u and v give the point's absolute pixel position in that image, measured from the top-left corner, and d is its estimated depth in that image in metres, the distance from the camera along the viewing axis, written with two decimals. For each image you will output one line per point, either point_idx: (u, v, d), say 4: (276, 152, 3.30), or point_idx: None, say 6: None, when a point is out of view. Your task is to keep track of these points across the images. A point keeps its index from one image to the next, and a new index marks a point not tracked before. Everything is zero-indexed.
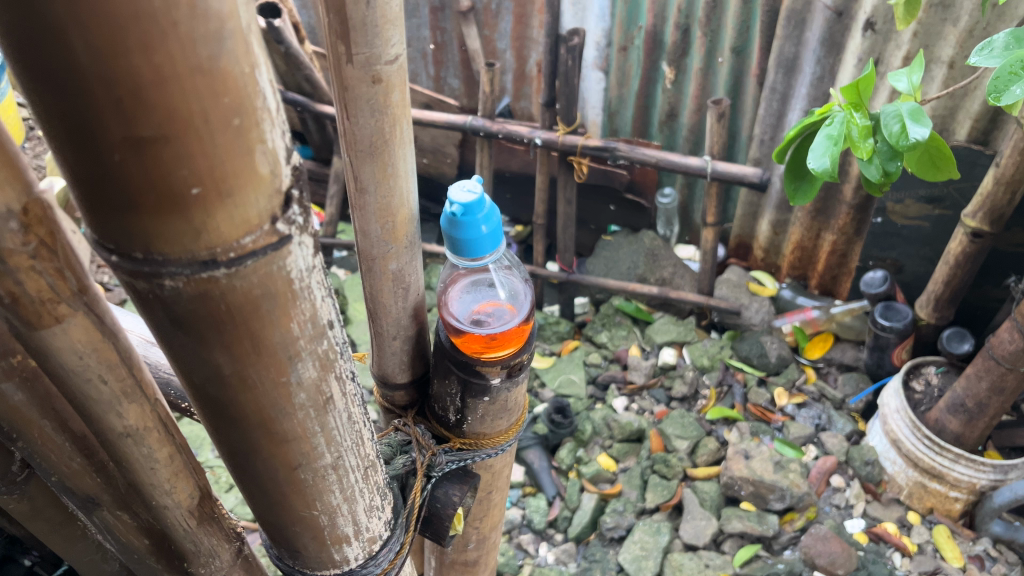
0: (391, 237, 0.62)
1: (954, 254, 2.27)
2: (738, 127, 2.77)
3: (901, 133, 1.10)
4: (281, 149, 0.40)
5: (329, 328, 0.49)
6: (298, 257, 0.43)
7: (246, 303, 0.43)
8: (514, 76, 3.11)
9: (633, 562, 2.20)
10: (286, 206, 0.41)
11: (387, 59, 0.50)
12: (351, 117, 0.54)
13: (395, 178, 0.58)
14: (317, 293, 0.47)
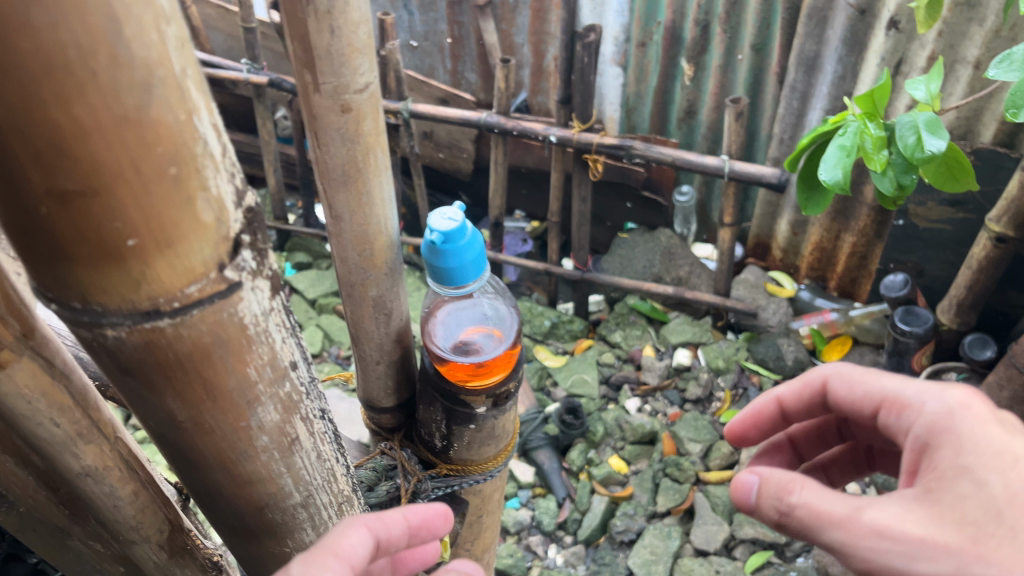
0: (369, 263, 0.60)
1: (978, 259, 2.24)
2: (757, 125, 2.72)
3: (916, 145, 1.07)
4: (228, 195, 0.38)
5: (291, 370, 0.47)
6: (251, 302, 0.41)
7: (196, 352, 0.41)
8: (531, 70, 3.08)
9: (642, 566, 2.18)
10: (235, 252, 0.39)
11: (355, 87, 0.49)
12: (322, 146, 0.52)
13: (371, 206, 0.56)
14: (276, 335, 0.45)
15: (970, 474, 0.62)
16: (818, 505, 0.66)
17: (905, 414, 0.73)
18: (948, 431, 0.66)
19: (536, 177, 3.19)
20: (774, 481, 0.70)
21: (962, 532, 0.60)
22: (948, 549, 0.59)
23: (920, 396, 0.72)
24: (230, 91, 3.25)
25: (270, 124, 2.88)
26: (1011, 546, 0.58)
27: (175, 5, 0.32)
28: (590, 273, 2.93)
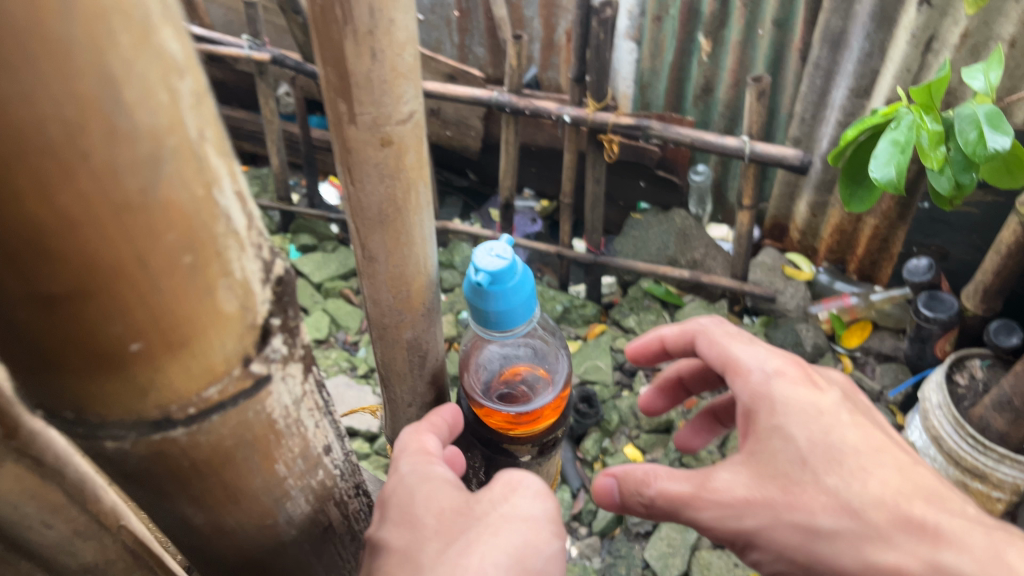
0: (405, 304, 0.65)
1: (1007, 243, 2.12)
2: (778, 104, 2.63)
3: (978, 141, 0.98)
4: (253, 275, 0.34)
5: (324, 457, 0.44)
6: (280, 393, 0.38)
7: (215, 456, 0.37)
8: (541, 45, 2.97)
9: (659, 559, 2.17)
10: (262, 343, 0.36)
11: (396, 116, 0.54)
12: (362, 183, 0.57)
13: (409, 245, 0.61)
14: (308, 424, 0.41)
15: (780, 430, 0.82)
16: (670, 487, 0.85)
17: (738, 380, 0.90)
18: (765, 398, 0.86)
19: (547, 156, 3.10)
20: (635, 474, 0.89)
21: (779, 487, 0.79)
22: (767, 504, 0.79)
23: (749, 363, 0.90)
24: (231, 66, 3.15)
25: (272, 103, 2.78)
26: (817, 490, 0.77)
27: (189, 58, 0.29)
28: (603, 256, 2.85)
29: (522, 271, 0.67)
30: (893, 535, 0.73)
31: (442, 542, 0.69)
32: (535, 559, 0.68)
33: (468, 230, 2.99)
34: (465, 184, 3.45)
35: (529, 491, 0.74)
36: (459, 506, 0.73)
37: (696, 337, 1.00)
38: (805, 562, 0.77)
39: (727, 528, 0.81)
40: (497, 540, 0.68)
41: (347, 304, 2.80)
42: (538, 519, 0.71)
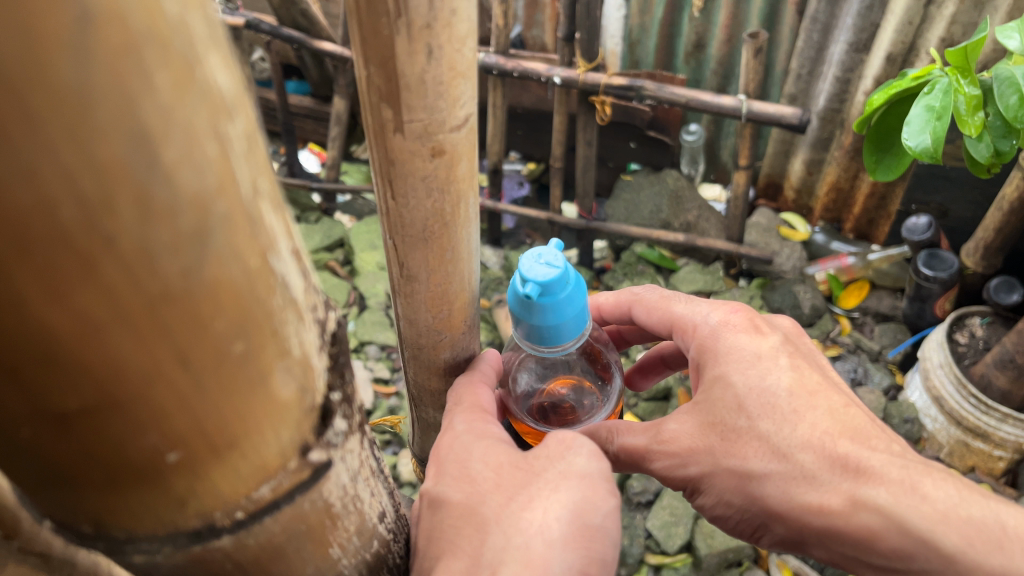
0: (446, 325, 0.57)
1: (1010, 199, 2.06)
2: (773, 60, 2.56)
3: (1018, 105, 0.93)
4: (308, 351, 0.29)
5: (378, 526, 0.41)
6: (340, 474, 0.34)
7: (265, 553, 0.33)
8: (526, 3, 2.87)
9: (662, 529, 2.15)
10: (323, 426, 0.32)
11: (452, 124, 0.44)
12: (401, 199, 0.48)
13: (454, 262, 0.52)
14: (364, 497, 0.38)
15: (721, 378, 0.74)
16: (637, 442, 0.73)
17: (686, 336, 0.81)
18: (710, 349, 0.77)
19: (534, 118, 3.02)
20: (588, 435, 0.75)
21: (715, 434, 0.72)
22: (707, 451, 0.73)
23: (692, 316, 0.80)
24: None
25: (249, 70, 2.67)
26: (751, 437, 0.71)
27: (240, 92, 0.23)
28: (595, 221, 2.79)
29: (579, 288, 0.64)
30: (817, 474, 0.68)
31: (501, 498, 0.60)
32: (593, 515, 0.60)
33: None
34: None
35: (583, 444, 0.64)
36: (517, 460, 0.63)
37: (632, 304, 0.88)
38: (743, 504, 0.73)
39: (675, 477, 0.75)
40: (555, 498, 0.60)
41: (334, 276, 2.72)
42: (596, 473, 0.62)
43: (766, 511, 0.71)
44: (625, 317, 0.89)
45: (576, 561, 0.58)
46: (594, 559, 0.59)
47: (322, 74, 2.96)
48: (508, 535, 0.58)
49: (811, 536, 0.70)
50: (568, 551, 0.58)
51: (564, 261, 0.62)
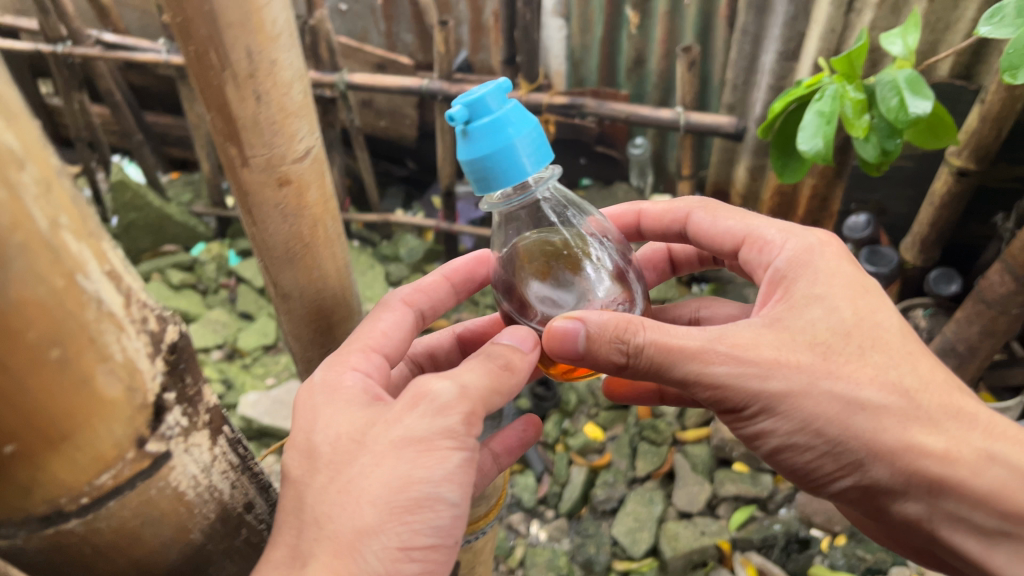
0: (313, 320, 0.92)
1: (939, 193, 2.19)
2: (710, 72, 2.64)
3: (899, 107, 0.99)
4: (126, 363, 0.50)
5: (235, 505, 0.65)
6: (185, 465, 0.57)
7: (127, 529, 0.55)
8: (470, 28, 2.94)
9: (628, 535, 2.19)
10: (157, 423, 0.54)
11: (288, 166, 0.77)
12: (268, 231, 0.82)
13: (317, 277, 0.87)
14: (213, 484, 0.61)
15: (824, 300, 0.86)
16: (673, 341, 0.83)
17: (770, 251, 0.96)
18: (807, 264, 0.90)
19: None
20: (606, 327, 0.81)
21: (819, 352, 0.83)
22: (805, 366, 0.83)
23: (783, 239, 0.95)
24: (151, 70, 3.08)
25: (198, 107, 2.71)
26: (861, 363, 0.83)
27: (32, 166, 0.42)
28: None
29: (514, 112, 0.80)
30: (941, 421, 0.83)
31: (327, 478, 0.75)
32: (419, 483, 0.73)
33: (410, 221, 2.99)
34: (404, 172, 3.45)
35: (427, 406, 0.76)
36: (354, 433, 0.77)
37: (696, 210, 1.10)
38: (837, 435, 0.83)
39: (747, 388, 0.83)
40: (380, 473, 0.73)
41: None
42: (433, 439, 0.74)
43: (870, 447, 0.83)
44: (682, 228, 1.12)
45: (394, 535, 0.72)
46: (420, 524, 0.73)
47: None
48: (337, 508, 0.72)
49: (916, 486, 0.83)
50: (390, 523, 0.72)
51: (476, 91, 0.79)
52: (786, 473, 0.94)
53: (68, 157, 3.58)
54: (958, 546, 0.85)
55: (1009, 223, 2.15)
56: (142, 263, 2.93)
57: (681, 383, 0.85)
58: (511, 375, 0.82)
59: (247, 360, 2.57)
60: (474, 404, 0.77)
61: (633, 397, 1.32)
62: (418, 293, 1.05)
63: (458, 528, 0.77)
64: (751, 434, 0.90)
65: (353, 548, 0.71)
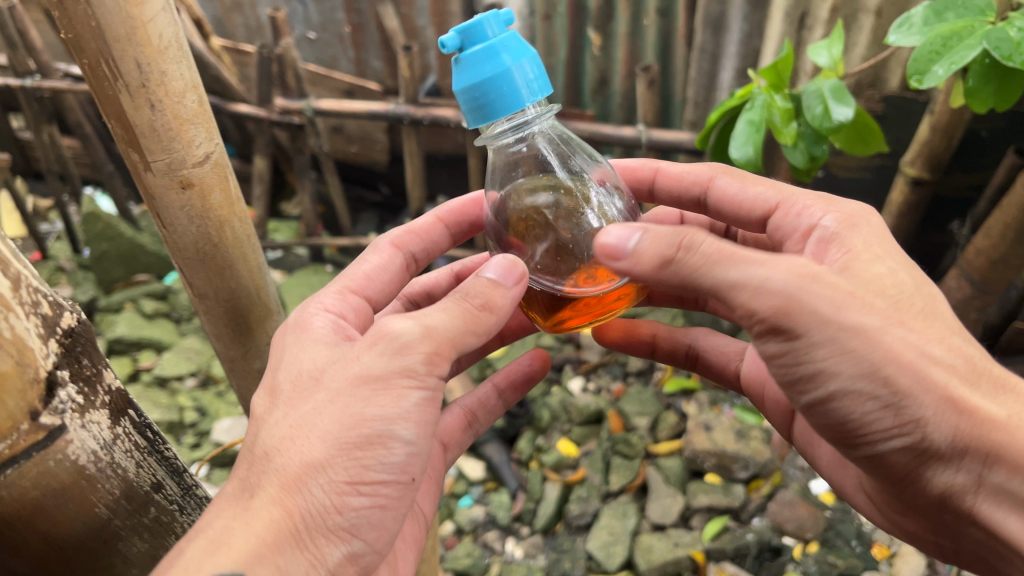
0: (216, 293, 1.07)
1: (898, 203, 2.23)
2: (671, 90, 2.70)
3: (824, 115, 1.05)
4: (16, 352, 0.62)
5: (122, 469, 0.77)
6: (77, 436, 0.70)
7: (34, 498, 0.67)
8: (437, 53, 2.99)
9: (602, 549, 2.17)
10: (49, 398, 0.67)
11: (190, 162, 0.93)
12: (175, 222, 0.98)
13: (223, 265, 1.04)
14: (102, 454, 0.73)
15: (885, 258, 0.87)
16: (736, 251, 0.83)
17: (812, 213, 0.96)
18: (860, 224, 0.91)
19: (455, 163, 3.13)
20: (663, 236, 0.85)
21: (888, 298, 0.83)
22: (875, 305, 0.82)
23: (819, 209, 0.95)
24: None
25: None
26: (927, 318, 0.83)
27: None
28: None
29: (510, 40, 0.87)
30: (998, 393, 0.83)
31: (284, 411, 0.82)
32: (370, 421, 0.79)
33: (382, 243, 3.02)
34: (377, 197, 3.49)
35: (385, 343, 0.82)
36: (311, 373, 0.84)
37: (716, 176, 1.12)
38: (910, 384, 0.80)
39: (819, 313, 0.80)
40: (332, 410, 0.79)
41: None
42: (391, 377, 0.80)
43: (940, 398, 0.80)
44: (702, 193, 1.14)
45: (345, 467, 0.78)
46: (371, 460, 0.79)
47: (242, 134, 3.06)
48: (292, 439, 0.79)
49: (972, 451, 0.81)
50: (340, 457, 0.78)
51: (474, 19, 0.87)
52: (824, 428, 0.90)
53: (41, 190, 3.61)
54: (997, 523, 0.83)
55: (965, 230, 2.20)
56: (115, 293, 2.96)
57: (731, 303, 0.83)
58: (488, 315, 0.86)
59: (220, 388, 2.57)
60: (439, 343, 0.82)
61: (623, 345, 1.45)
62: (410, 236, 1.20)
63: (413, 465, 0.83)
64: (798, 379, 0.86)
65: (301, 479, 0.77)
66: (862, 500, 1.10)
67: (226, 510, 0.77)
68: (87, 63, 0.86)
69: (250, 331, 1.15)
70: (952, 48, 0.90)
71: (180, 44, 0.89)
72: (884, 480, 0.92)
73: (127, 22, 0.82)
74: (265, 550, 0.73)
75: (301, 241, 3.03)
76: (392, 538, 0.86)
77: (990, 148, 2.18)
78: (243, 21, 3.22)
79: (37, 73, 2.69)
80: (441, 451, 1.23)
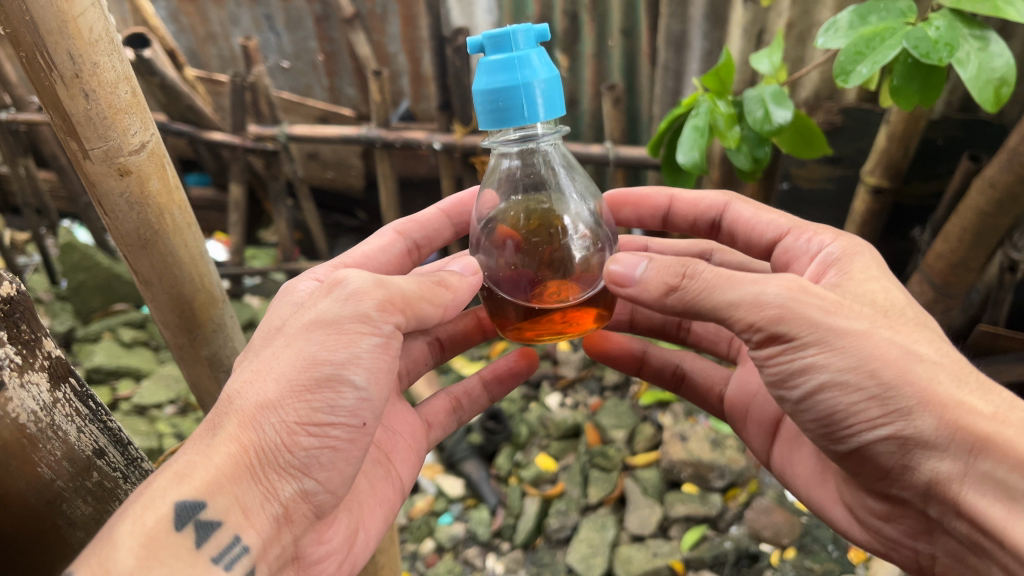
0: (158, 272, 1.17)
1: (861, 212, 2.26)
2: (638, 108, 2.75)
3: (765, 118, 1.11)
4: None
5: (63, 429, 0.80)
6: (15, 393, 0.73)
7: None
8: (409, 79, 3.04)
9: (582, 561, 2.16)
10: None
11: (127, 149, 1.03)
12: (117, 208, 1.08)
13: (166, 251, 1.15)
14: (41, 414, 0.76)
15: (881, 281, 0.93)
16: (735, 273, 0.88)
17: (813, 241, 1.06)
18: (858, 252, 0.98)
19: (429, 185, 3.19)
20: (667, 262, 0.91)
21: (881, 312, 0.88)
22: (864, 315, 0.86)
23: (821, 241, 1.04)
24: None
25: None
26: (915, 325, 0.88)
27: None
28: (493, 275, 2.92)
29: (536, 57, 0.91)
30: (992, 392, 0.83)
31: (251, 356, 0.91)
32: (324, 365, 0.86)
33: None
34: (354, 223, 3.53)
35: (343, 291, 0.91)
36: (276, 327, 0.94)
37: (730, 203, 1.24)
38: (893, 378, 0.82)
39: (821, 322, 0.84)
40: (289, 352, 0.87)
41: None
42: (344, 323, 0.88)
43: (921, 390, 0.82)
44: (718, 216, 1.26)
45: (296, 406, 0.85)
46: (320, 402, 0.85)
47: (218, 163, 3.10)
48: (252, 383, 0.87)
49: (961, 438, 0.80)
50: (291, 399, 0.85)
51: (506, 28, 0.89)
52: (810, 423, 0.93)
53: (20, 224, 3.64)
54: (981, 513, 0.80)
55: (925, 235, 2.23)
56: (93, 322, 2.98)
57: (729, 319, 0.88)
58: (446, 289, 0.98)
59: (199, 415, 2.57)
60: (391, 295, 0.91)
61: (612, 357, 1.43)
62: (411, 224, 1.28)
63: (364, 410, 0.89)
64: (786, 378, 0.90)
65: (256, 418, 0.84)
66: (837, 512, 1.08)
67: (191, 446, 0.84)
68: (27, 58, 0.94)
69: (196, 319, 1.27)
70: (873, 49, 0.98)
71: (112, 40, 0.98)
72: (868, 474, 0.93)
73: (57, 18, 0.90)
74: (222, 480, 0.81)
75: (279, 266, 3.05)
76: (345, 479, 0.93)
77: (945, 156, 2.24)
78: (217, 52, 3.27)
79: (13, 107, 2.73)
80: (424, 430, 1.27)
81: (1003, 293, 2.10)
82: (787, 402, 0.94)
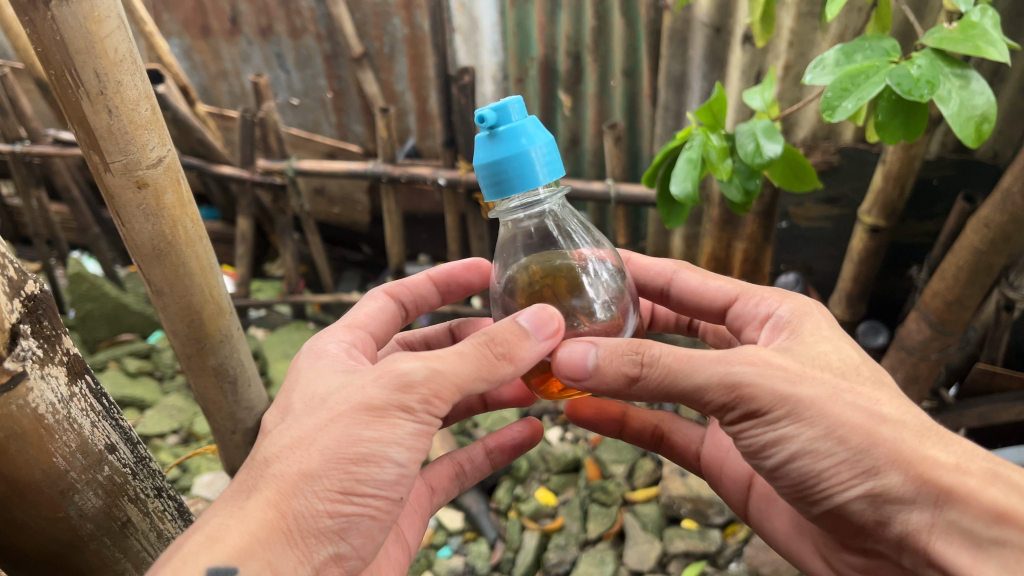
0: (173, 278, 1.21)
1: (858, 250, 2.26)
2: (639, 146, 2.80)
3: (756, 152, 1.16)
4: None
5: (79, 423, 0.83)
6: (39, 387, 0.77)
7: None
8: (416, 117, 3.11)
9: None
10: (14, 348, 0.74)
11: (146, 161, 1.07)
12: (134, 218, 1.12)
13: (178, 262, 1.19)
14: (61, 413, 0.80)
15: (833, 340, 0.94)
16: (693, 352, 0.89)
17: (763, 302, 1.09)
18: (808, 313, 1.01)
19: (434, 221, 3.24)
20: (619, 344, 0.91)
21: (844, 370, 0.89)
22: (824, 377, 0.87)
23: (772, 306, 1.06)
24: None
25: None
26: (869, 381, 0.88)
27: None
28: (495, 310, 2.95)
29: (530, 125, 0.94)
30: (951, 444, 0.84)
31: (284, 424, 0.88)
32: (358, 445, 0.83)
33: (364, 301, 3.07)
34: (358, 257, 3.57)
35: (391, 374, 0.87)
36: (312, 396, 0.91)
37: (675, 272, 1.24)
38: (861, 442, 0.83)
39: (780, 393, 0.85)
40: (332, 429, 0.83)
41: None
42: (388, 409, 0.84)
43: (892, 449, 0.82)
44: (664, 285, 1.26)
45: (334, 482, 0.82)
46: (364, 476, 0.83)
47: (226, 198, 3.17)
48: (292, 452, 0.83)
49: (927, 491, 0.80)
50: (333, 472, 0.81)
51: (501, 101, 0.92)
52: (784, 487, 0.93)
53: (30, 253, 3.70)
54: (950, 564, 0.79)
55: (922, 274, 2.25)
56: (100, 351, 3.00)
57: (701, 399, 0.90)
58: (507, 364, 0.88)
59: (202, 444, 2.58)
60: (442, 387, 0.86)
61: (591, 420, 1.35)
62: (401, 287, 1.30)
63: (401, 485, 0.87)
64: (761, 448, 0.90)
65: (296, 487, 0.81)
66: (817, 566, 1.07)
67: (224, 509, 0.81)
68: (54, 74, 0.98)
69: (203, 329, 1.31)
70: (859, 86, 1.03)
71: (137, 60, 1.02)
72: (844, 530, 0.92)
73: (86, 37, 0.94)
74: (257, 545, 0.77)
75: (283, 298, 3.07)
76: (374, 546, 0.90)
77: (940, 196, 2.27)
78: (228, 88, 3.35)
79: (28, 140, 2.79)
80: (427, 493, 1.28)
81: (1000, 331, 2.10)
82: (763, 469, 0.93)
